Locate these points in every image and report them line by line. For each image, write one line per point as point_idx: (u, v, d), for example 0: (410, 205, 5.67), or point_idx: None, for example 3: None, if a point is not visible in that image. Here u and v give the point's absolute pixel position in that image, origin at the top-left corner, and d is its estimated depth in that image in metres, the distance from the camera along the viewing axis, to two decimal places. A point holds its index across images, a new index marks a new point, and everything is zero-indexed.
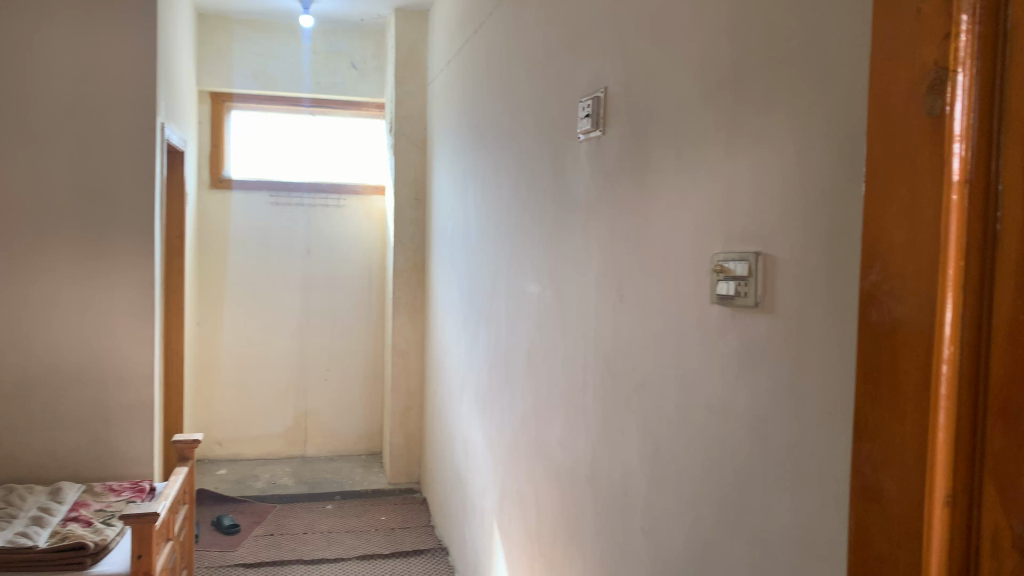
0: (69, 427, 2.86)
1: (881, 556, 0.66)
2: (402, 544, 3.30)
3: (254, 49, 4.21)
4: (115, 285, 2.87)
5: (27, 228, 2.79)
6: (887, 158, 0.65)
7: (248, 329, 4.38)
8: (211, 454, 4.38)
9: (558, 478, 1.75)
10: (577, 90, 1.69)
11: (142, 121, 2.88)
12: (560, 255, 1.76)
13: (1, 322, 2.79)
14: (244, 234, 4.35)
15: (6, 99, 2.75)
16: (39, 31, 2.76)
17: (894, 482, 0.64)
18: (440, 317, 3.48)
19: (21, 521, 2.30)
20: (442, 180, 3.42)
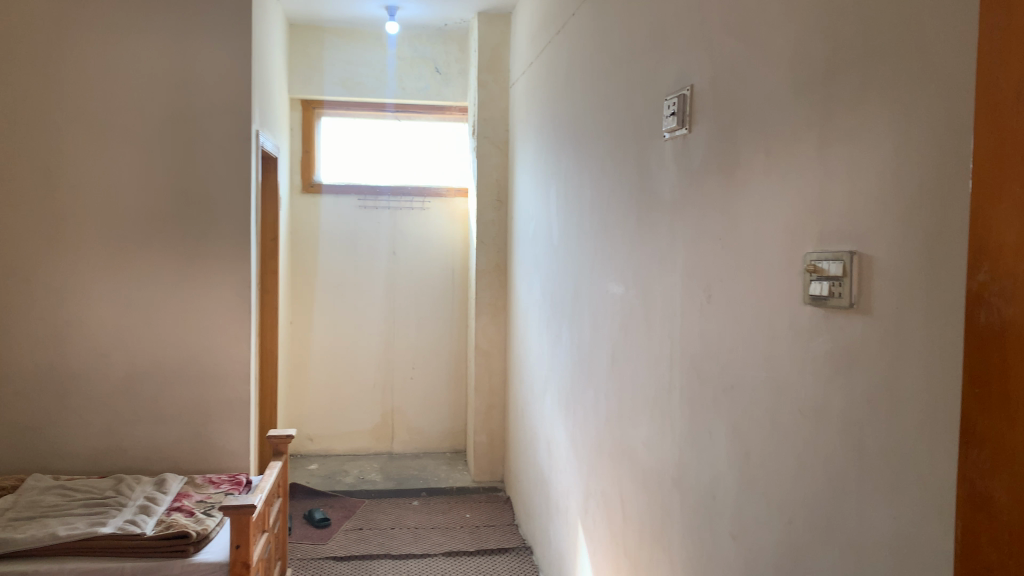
0: (173, 422, 3.01)
1: (990, 538, 0.73)
2: (487, 542, 3.33)
3: (343, 57, 4.33)
4: (214, 286, 3.00)
5: (135, 233, 2.96)
6: (998, 167, 0.71)
7: (338, 329, 4.50)
8: (303, 449, 4.53)
9: (643, 481, 1.73)
10: (660, 89, 1.67)
11: (238, 129, 3.00)
12: (645, 255, 1.74)
13: (111, 322, 2.96)
14: (334, 237, 4.47)
15: (115, 112, 2.92)
16: (146, 47, 2.93)
17: (1005, 470, 0.71)
18: (523, 319, 3.49)
19: (130, 508, 2.43)
20: (525, 181, 3.43)
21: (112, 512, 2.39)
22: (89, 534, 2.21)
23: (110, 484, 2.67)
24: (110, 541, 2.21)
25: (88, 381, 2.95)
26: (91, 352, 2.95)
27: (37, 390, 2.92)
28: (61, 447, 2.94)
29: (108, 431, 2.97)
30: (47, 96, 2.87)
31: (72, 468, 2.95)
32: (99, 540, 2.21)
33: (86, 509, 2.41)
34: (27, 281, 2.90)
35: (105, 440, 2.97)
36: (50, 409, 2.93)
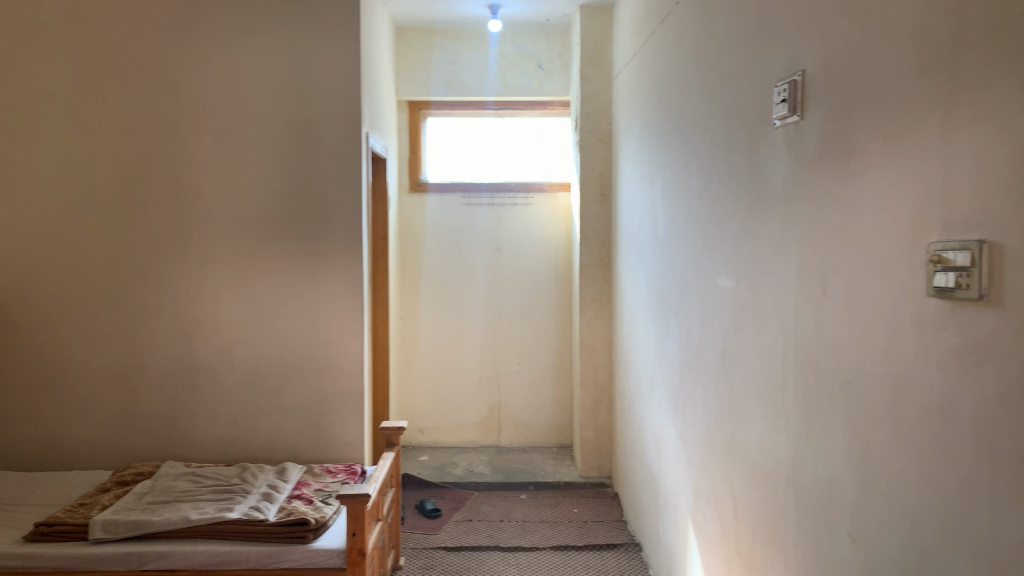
0: (292, 413, 3.15)
1: None
2: (596, 537, 3.32)
3: (447, 58, 4.41)
4: (328, 283, 3.12)
5: (255, 234, 3.11)
6: None
7: (445, 324, 4.60)
8: (414, 441, 4.66)
9: (755, 479, 1.69)
10: (770, 74, 1.61)
11: (349, 132, 3.11)
12: (756, 247, 1.68)
13: (235, 318, 3.13)
14: (440, 234, 4.57)
15: (235, 120, 3.09)
16: (263, 57, 3.08)
17: None
18: (629, 314, 3.46)
19: (254, 495, 2.57)
20: (629, 174, 3.39)
21: (238, 498, 2.53)
22: (217, 518, 2.34)
23: (235, 471, 2.83)
24: (237, 526, 2.34)
25: (215, 374, 3.13)
26: (217, 347, 3.13)
27: (170, 382, 3.13)
28: (192, 436, 3.14)
29: (233, 422, 3.14)
30: (175, 108, 3.07)
31: (202, 455, 3.14)
32: (226, 525, 2.34)
33: (215, 495, 2.56)
34: (160, 281, 3.11)
35: (231, 430, 3.14)
36: (182, 400, 3.13)
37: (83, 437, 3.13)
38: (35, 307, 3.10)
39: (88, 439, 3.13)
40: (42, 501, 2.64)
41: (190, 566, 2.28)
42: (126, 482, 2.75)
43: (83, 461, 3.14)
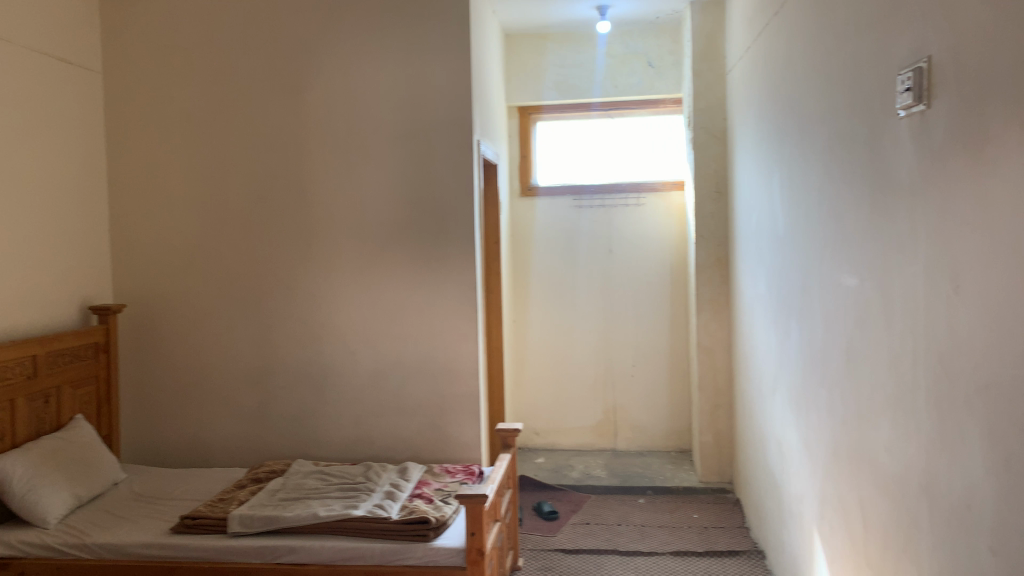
0: (411, 415, 3.24)
1: None
2: (717, 543, 3.24)
3: (556, 61, 4.43)
4: (444, 288, 3.20)
5: (373, 241, 3.23)
6: None
7: (557, 327, 4.62)
8: (530, 443, 4.70)
9: (886, 487, 1.60)
10: (893, 61, 1.53)
11: (461, 139, 3.17)
12: (881, 243, 1.60)
13: (356, 323, 3.25)
14: (551, 237, 4.60)
15: (354, 133, 3.22)
16: (379, 70, 3.19)
17: None
18: (747, 314, 3.36)
19: (378, 493, 2.66)
20: (745, 170, 3.29)
21: (362, 496, 2.63)
22: (344, 515, 2.45)
23: (360, 470, 2.94)
24: (362, 523, 2.43)
25: (339, 376, 3.27)
26: (341, 350, 3.27)
27: (299, 384, 3.29)
28: (319, 435, 3.29)
29: (357, 423, 3.27)
30: (298, 124, 3.24)
31: (329, 454, 3.28)
32: (352, 522, 2.44)
33: (341, 493, 2.68)
34: (287, 288, 3.28)
35: (355, 430, 3.27)
36: (310, 401, 3.29)
37: (221, 435, 3.34)
38: (178, 314, 3.34)
39: (226, 437, 3.34)
40: (186, 496, 2.84)
41: (319, 561, 2.39)
42: (260, 478, 2.92)
43: (222, 458, 3.35)
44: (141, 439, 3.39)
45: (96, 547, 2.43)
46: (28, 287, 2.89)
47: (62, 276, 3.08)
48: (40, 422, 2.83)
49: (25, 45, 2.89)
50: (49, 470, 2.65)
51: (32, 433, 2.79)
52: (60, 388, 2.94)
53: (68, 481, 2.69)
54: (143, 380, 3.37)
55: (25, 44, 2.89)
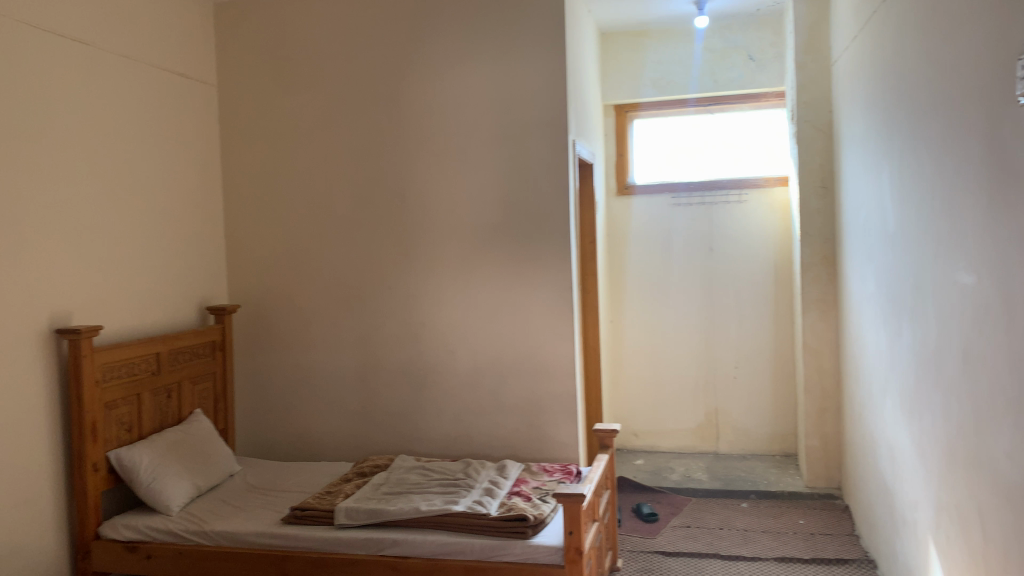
0: (510, 413, 3.27)
1: None
2: (825, 551, 3.12)
3: (653, 58, 4.38)
4: (540, 288, 3.21)
5: (471, 243, 3.28)
6: None
7: (656, 327, 4.56)
8: (629, 444, 4.66)
9: (1007, 497, 1.51)
10: (1012, 45, 1.44)
11: (557, 140, 3.18)
12: (1001, 238, 1.51)
13: (455, 323, 3.31)
14: (649, 236, 4.54)
15: (452, 136, 3.28)
16: (475, 73, 3.24)
17: None
18: (856, 314, 3.22)
19: (477, 490, 2.71)
20: (853, 164, 3.16)
21: (462, 493, 2.68)
22: (444, 511, 2.50)
23: (460, 467, 3.00)
24: (461, 518, 2.48)
25: (439, 375, 3.34)
26: (440, 349, 3.34)
27: (400, 382, 3.38)
28: (420, 432, 3.37)
29: (457, 420, 3.33)
30: (399, 129, 3.33)
31: (430, 450, 3.36)
32: (452, 517, 2.49)
33: (442, 489, 2.74)
34: (388, 289, 3.38)
35: (455, 427, 3.33)
36: (411, 399, 3.38)
37: (329, 430, 3.47)
38: (287, 314, 3.50)
39: (333, 432, 3.47)
40: (296, 488, 2.97)
41: (420, 554, 2.45)
42: (364, 472, 3.02)
43: (329, 452, 3.48)
44: (255, 433, 3.56)
45: (215, 534, 2.58)
46: (152, 289, 3.09)
47: (184, 278, 3.29)
48: (164, 415, 3.02)
49: (148, 63, 3.09)
50: (172, 461, 2.83)
51: (157, 426, 2.98)
52: (181, 384, 3.12)
53: (189, 471, 2.86)
54: (256, 377, 3.54)
55: (148, 62, 3.09)
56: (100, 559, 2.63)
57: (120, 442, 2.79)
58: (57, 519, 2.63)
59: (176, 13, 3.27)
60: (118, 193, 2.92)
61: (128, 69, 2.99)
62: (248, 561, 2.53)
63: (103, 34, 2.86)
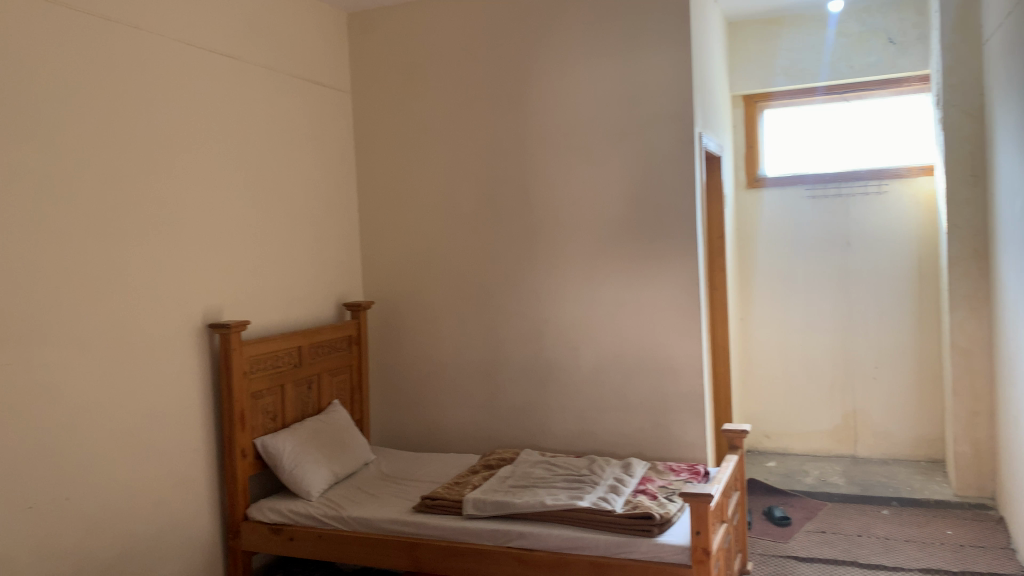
0: (635, 411, 3.25)
1: None
2: (976, 564, 2.92)
3: (783, 46, 4.22)
4: (665, 285, 3.17)
5: (595, 239, 3.28)
6: None
7: (788, 324, 4.40)
8: (760, 446, 4.52)
9: None
10: None
11: (682, 134, 3.13)
12: None
13: (579, 320, 3.32)
14: (781, 230, 4.39)
15: (576, 134, 3.29)
16: (599, 69, 3.24)
17: None
18: (1012, 311, 2.99)
19: (602, 486, 2.71)
20: (1008, 149, 2.93)
21: (587, 489, 2.69)
22: (570, 506, 2.52)
23: (585, 463, 3.01)
24: (587, 514, 2.49)
25: (564, 371, 3.36)
26: (565, 346, 3.35)
27: (526, 378, 3.43)
28: (546, 428, 3.41)
29: (582, 417, 3.34)
30: (523, 129, 3.38)
31: (555, 446, 3.39)
32: (578, 512, 2.51)
33: (567, 484, 2.76)
34: (514, 286, 3.43)
35: (580, 424, 3.34)
36: (536, 394, 3.42)
37: (457, 424, 3.57)
38: (417, 310, 3.62)
39: (461, 426, 3.57)
40: (427, 478, 3.07)
41: (546, 548, 2.48)
42: (491, 465, 3.08)
43: (457, 445, 3.58)
44: (388, 425, 3.71)
45: (351, 520, 2.71)
46: (293, 287, 3.28)
47: (322, 277, 3.47)
48: (304, 405, 3.20)
49: (288, 73, 3.28)
50: (312, 449, 3.00)
51: (298, 415, 3.16)
52: (320, 376, 3.30)
53: (327, 459, 3.02)
54: (389, 370, 3.69)
55: (288, 72, 3.28)
56: (249, 538, 2.82)
57: (265, 430, 2.98)
58: (210, 499, 2.84)
59: (314, 25, 3.45)
60: (262, 196, 3.12)
61: (270, 80, 3.18)
62: (382, 546, 2.65)
63: (248, 48, 3.06)
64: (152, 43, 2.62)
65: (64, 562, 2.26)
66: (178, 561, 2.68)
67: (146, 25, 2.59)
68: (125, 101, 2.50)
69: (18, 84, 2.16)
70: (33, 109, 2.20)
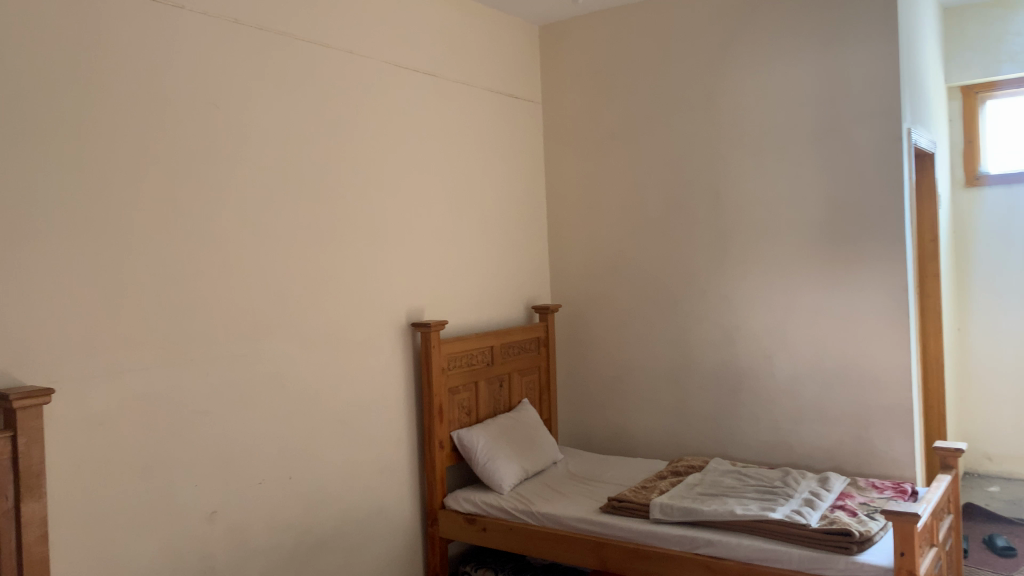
0: (834, 423, 3.08)
1: None
2: None
3: (1009, 30, 3.83)
4: (868, 290, 2.99)
5: (790, 243, 3.16)
6: None
7: (1015, 336, 3.99)
8: (980, 468, 4.13)
9: None
10: None
11: (889, 131, 2.94)
12: None
13: (772, 326, 3.21)
14: (1006, 232, 3.99)
15: (770, 134, 3.19)
16: (796, 67, 3.12)
17: None
18: None
19: (796, 499, 2.60)
20: None
21: (780, 501, 2.59)
22: (760, 517, 2.44)
23: (778, 474, 2.90)
24: (779, 526, 2.40)
25: (756, 379, 3.26)
26: (757, 353, 3.25)
27: (715, 385, 3.37)
28: (736, 437, 3.32)
29: (775, 427, 3.22)
30: (714, 132, 3.33)
31: (747, 455, 3.29)
32: (769, 524, 2.42)
33: (759, 495, 2.67)
34: (703, 291, 3.38)
35: (772, 434, 3.23)
36: (726, 402, 3.34)
37: (644, 428, 3.57)
38: (605, 313, 3.67)
39: (649, 430, 3.56)
40: (614, 480, 3.10)
41: (736, 558, 2.42)
42: (679, 471, 3.06)
43: (645, 450, 3.58)
44: (577, 426, 3.78)
45: (540, 515, 2.79)
46: (487, 290, 3.44)
47: (514, 281, 3.61)
48: (496, 403, 3.34)
49: (483, 87, 3.45)
50: (504, 444, 3.12)
51: (490, 411, 3.31)
52: (511, 375, 3.43)
53: (518, 455, 3.13)
54: (578, 372, 3.77)
55: (483, 86, 3.45)
56: (446, 526, 2.99)
57: (461, 424, 3.15)
58: (412, 487, 3.04)
59: (508, 39, 3.61)
60: (460, 204, 3.30)
61: (467, 94, 3.36)
62: (569, 543, 2.71)
63: (448, 66, 3.26)
64: (364, 65, 2.86)
65: (287, 535, 2.52)
66: (383, 542, 2.89)
67: (359, 49, 2.84)
68: (340, 119, 2.76)
69: (252, 109, 2.45)
70: (265, 131, 2.49)
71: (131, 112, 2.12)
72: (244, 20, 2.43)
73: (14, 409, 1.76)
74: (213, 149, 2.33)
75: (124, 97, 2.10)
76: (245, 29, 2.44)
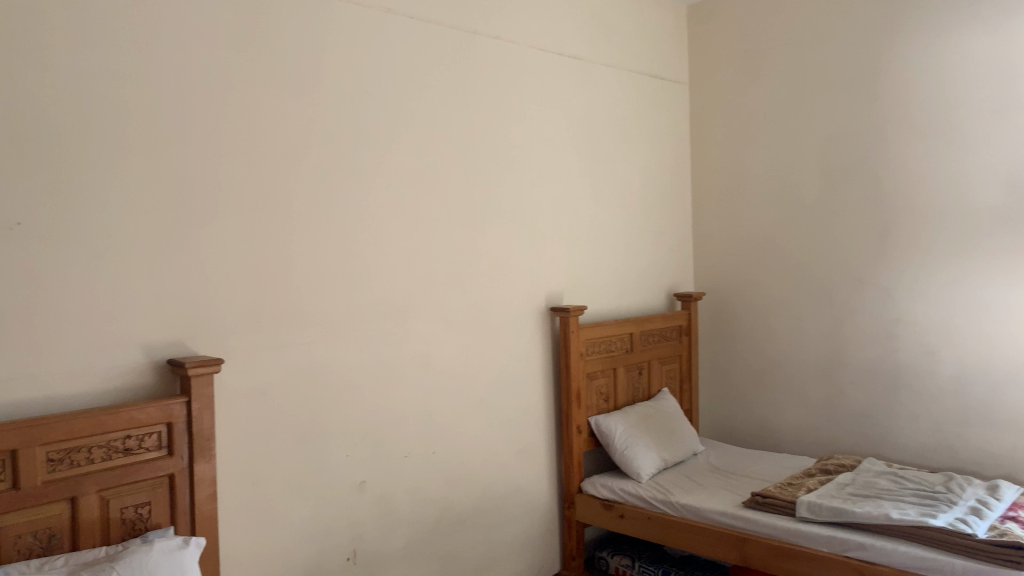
0: (1006, 429, 2.83)
1: None
2: None
3: None
4: None
5: (959, 230, 2.91)
6: None
7: None
8: None
9: None
10: None
11: None
12: None
13: (937, 321, 2.98)
14: None
15: (938, 113, 2.96)
16: (972, 39, 2.86)
17: None
18: None
19: (961, 507, 2.41)
20: None
21: (942, 507, 2.41)
22: (920, 522, 2.28)
23: (941, 479, 2.70)
24: (940, 534, 2.23)
25: (917, 376, 3.04)
26: (918, 349, 3.04)
27: (870, 381, 3.18)
28: (893, 437, 3.11)
29: (936, 429, 2.99)
30: (875, 113, 3.12)
31: (905, 457, 3.08)
32: (929, 531, 2.26)
33: (918, 499, 2.50)
34: (859, 282, 3.19)
35: (934, 436, 3.00)
36: (882, 400, 3.14)
37: (791, 422, 3.43)
38: (751, 303, 3.54)
39: (796, 425, 3.41)
40: (757, 475, 2.99)
41: (892, 564, 2.27)
42: (829, 470, 2.91)
43: (791, 445, 3.43)
44: (720, 417, 3.69)
45: (678, 506, 2.74)
46: (628, 276, 3.41)
47: (655, 267, 3.55)
48: (635, 390, 3.31)
49: (628, 70, 3.40)
50: (643, 433, 3.08)
51: (629, 398, 3.28)
52: (650, 363, 3.38)
53: (657, 444, 3.08)
54: (721, 362, 3.66)
55: (628, 68, 3.40)
56: (583, 510, 2.99)
57: (599, 409, 3.14)
58: (550, 470, 3.06)
59: (654, 21, 3.54)
60: (603, 189, 3.28)
61: (612, 77, 3.32)
62: (709, 536, 2.63)
63: (593, 50, 3.23)
64: (511, 51, 2.88)
65: (429, 508, 2.59)
66: (521, 521, 2.94)
67: (506, 35, 2.86)
68: (487, 106, 2.80)
69: (404, 97, 2.53)
70: (415, 117, 2.56)
71: (292, 101, 2.24)
72: (398, 10, 2.51)
73: (189, 376, 1.90)
74: (367, 135, 2.43)
75: (286, 86, 2.23)
76: (398, 19, 2.51)
